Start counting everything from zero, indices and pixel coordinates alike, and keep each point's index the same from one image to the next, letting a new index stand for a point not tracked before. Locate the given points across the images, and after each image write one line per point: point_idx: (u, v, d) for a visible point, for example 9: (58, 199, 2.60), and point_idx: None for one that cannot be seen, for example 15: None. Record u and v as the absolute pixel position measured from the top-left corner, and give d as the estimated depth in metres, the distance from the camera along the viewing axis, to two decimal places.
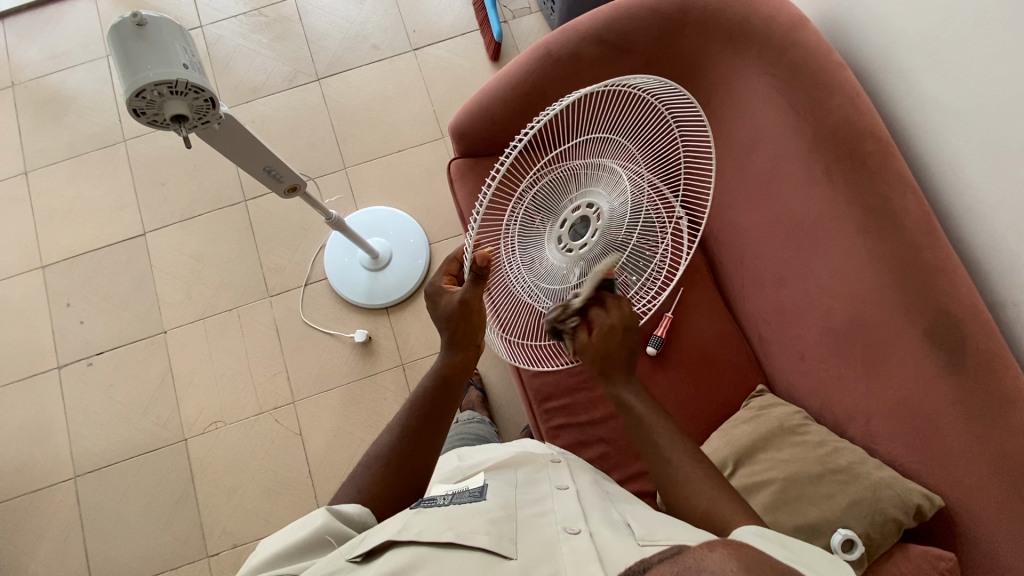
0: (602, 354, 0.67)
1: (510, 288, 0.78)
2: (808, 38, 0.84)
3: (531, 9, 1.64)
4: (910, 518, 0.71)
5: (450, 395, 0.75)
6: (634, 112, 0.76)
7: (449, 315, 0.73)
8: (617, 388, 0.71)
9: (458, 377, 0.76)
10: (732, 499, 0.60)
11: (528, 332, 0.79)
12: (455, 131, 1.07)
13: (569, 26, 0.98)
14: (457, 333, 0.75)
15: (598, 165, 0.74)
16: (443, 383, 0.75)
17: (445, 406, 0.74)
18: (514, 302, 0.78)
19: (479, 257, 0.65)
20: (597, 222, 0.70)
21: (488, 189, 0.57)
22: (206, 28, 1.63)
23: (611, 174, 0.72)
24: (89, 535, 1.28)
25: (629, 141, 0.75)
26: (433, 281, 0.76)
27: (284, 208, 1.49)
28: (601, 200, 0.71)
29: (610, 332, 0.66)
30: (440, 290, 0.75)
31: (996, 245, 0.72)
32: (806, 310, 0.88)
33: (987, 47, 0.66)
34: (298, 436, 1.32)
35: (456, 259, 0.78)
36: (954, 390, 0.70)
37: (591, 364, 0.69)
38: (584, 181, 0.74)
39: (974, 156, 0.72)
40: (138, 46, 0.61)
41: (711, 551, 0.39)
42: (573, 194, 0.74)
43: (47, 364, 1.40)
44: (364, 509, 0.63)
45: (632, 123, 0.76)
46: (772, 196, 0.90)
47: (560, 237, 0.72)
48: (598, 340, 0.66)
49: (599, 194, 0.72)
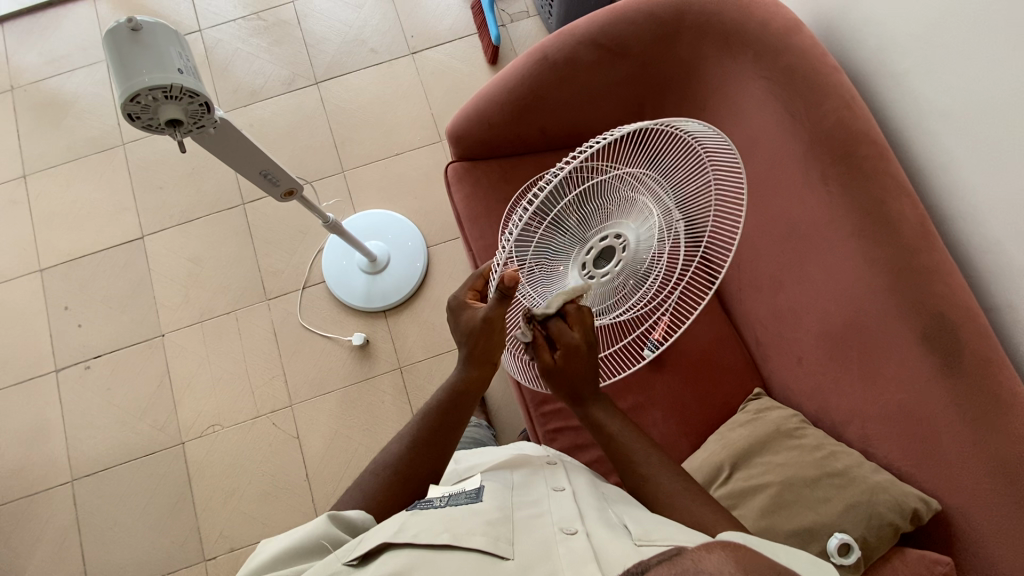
0: (568, 372, 0.69)
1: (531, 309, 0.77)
2: (801, 42, 0.84)
3: (528, 12, 1.64)
4: (907, 522, 0.71)
5: (450, 402, 0.75)
6: (673, 149, 0.73)
7: (469, 329, 0.73)
8: (591, 411, 0.73)
9: (475, 390, 0.76)
10: (713, 509, 0.63)
11: None
12: (452, 135, 1.07)
13: (566, 30, 0.98)
14: (475, 349, 0.74)
15: (632, 197, 0.72)
16: (461, 395, 0.75)
17: (461, 416, 0.75)
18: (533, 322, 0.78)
19: (508, 277, 0.62)
20: (622, 253, 0.71)
21: (526, 216, 0.55)
22: (205, 32, 1.63)
23: (642, 207, 0.71)
24: (86, 539, 1.28)
25: (665, 175, 0.73)
26: (457, 295, 0.76)
27: (283, 211, 1.49)
28: (629, 232, 0.70)
29: (575, 354, 0.67)
30: (464, 304, 0.75)
31: (992, 247, 0.72)
32: (802, 313, 0.88)
33: (980, 51, 0.67)
34: (296, 439, 1.32)
35: (481, 275, 0.78)
36: (950, 394, 0.70)
37: (559, 385, 0.71)
38: (616, 211, 0.72)
39: (968, 159, 0.72)
40: (133, 51, 0.61)
41: (710, 553, 0.39)
42: (603, 221, 0.72)
43: (45, 368, 1.40)
44: (365, 516, 0.63)
45: (671, 160, 0.73)
46: (769, 199, 0.90)
47: (583, 262, 0.72)
48: (562, 361, 0.68)
49: (627, 225, 0.71)
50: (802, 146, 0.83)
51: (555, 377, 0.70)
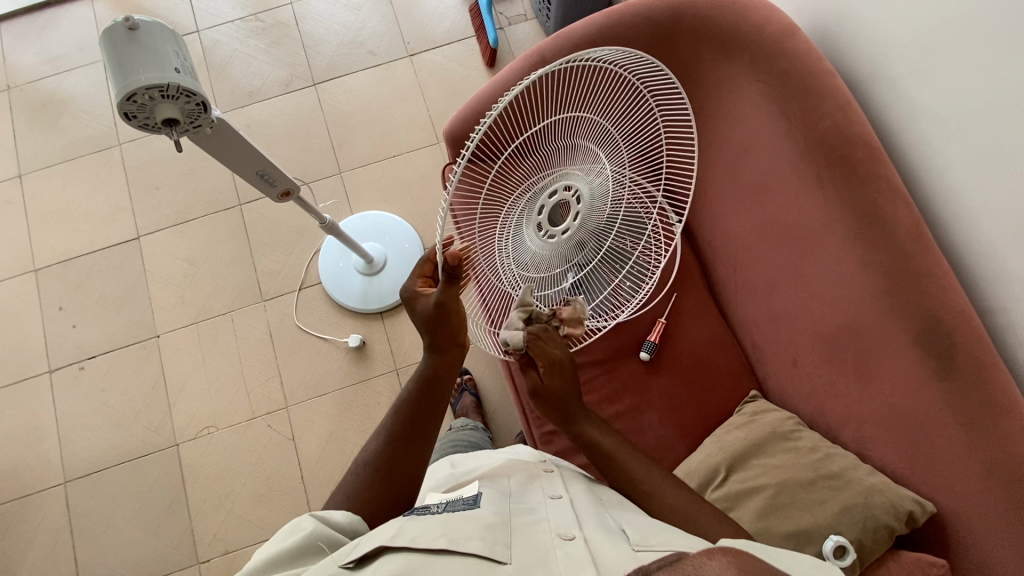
0: (559, 393, 0.71)
1: (497, 279, 0.78)
2: (797, 47, 0.84)
3: (526, 15, 1.65)
4: (903, 524, 0.71)
5: (423, 388, 0.73)
6: (602, 87, 0.74)
7: (426, 317, 0.72)
8: (581, 427, 0.72)
9: (445, 375, 0.75)
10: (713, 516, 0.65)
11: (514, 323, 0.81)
12: (450, 136, 1.07)
13: (563, 33, 0.98)
14: (438, 335, 0.74)
15: (575, 149, 0.74)
16: (428, 385, 0.74)
17: (434, 404, 0.73)
18: (500, 293, 0.78)
19: (451, 257, 0.65)
20: (576, 206, 0.72)
21: (459, 165, 0.55)
22: (202, 33, 1.63)
23: (590, 158, 0.74)
24: (78, 541, 1.27)
25: (601, 117, 0.75)
26: (407, 285, 0.76)
27: (279, 212, 1.49)
28: (578, 184, 0.72)
29: (557, 369, 0.71)
30: (416, 293, 0.74)
31: (986, 250, 0.72)
32: (795, 315, 0.88)
33: (975, 54, 0.67)
34: (291, 441, 1.31)
35: (429, 260, 0.78)
36: (943, 395, 0.70)
37: (546, 407, 0.72)
38: (561, 164, 0.75)
39: (962, 162, 0.72)
40: (130, 50, 0.61)
41: (710, 559, 0.39)
42: (549, 177, 0.75)
43: (38, 369, 1.39)
44: (353, 517, 0.62)
45: (602, 97, 0.75)
46: (761, 200, 0.91)
47: (539, 224, 0.74)
48: (550, 378, 0.71)
49: (577, 176, 0.73)
50: (798, 148, 0.83)
51: (543, 398, 0.72)
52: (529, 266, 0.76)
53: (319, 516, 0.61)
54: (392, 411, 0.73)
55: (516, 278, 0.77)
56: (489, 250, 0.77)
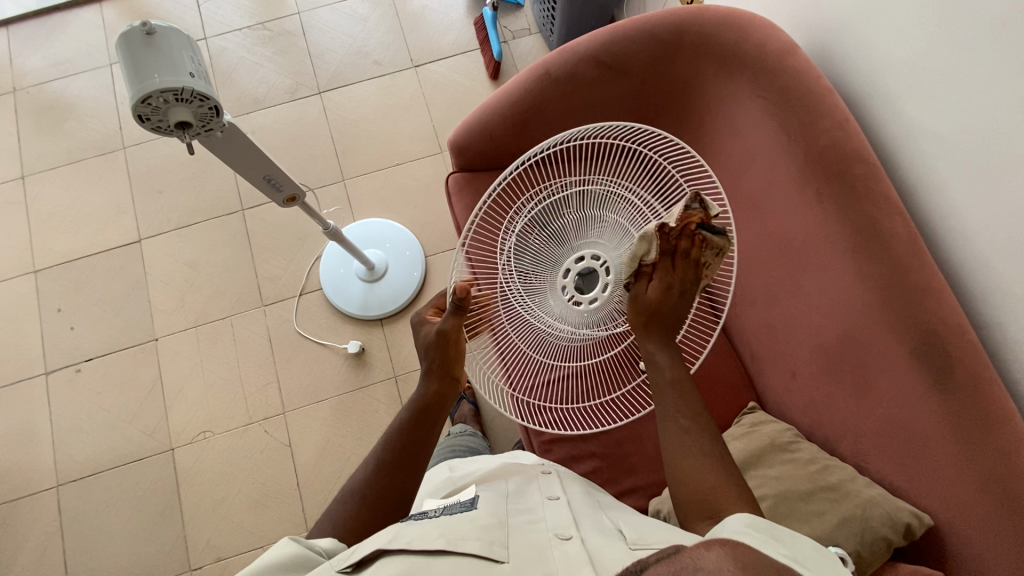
0: (654, 308, 0.67)
1: (522, 336, 0.77)
2: (797, 64, 0.85)
3: (530, 30, 1.67)
4: (900, 536, 0.71)
5: (417, 416, 0.74)
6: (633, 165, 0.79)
7: (427, 342, 0.76)
8: (651, 349, 0.68)
9: (437, 405, 0.75)
10: None
11: (532, 388, 0.80)
12: (454, 146, 1.09)
13: (568, 47, 1.00)
14: (435, 362, 0.75)
15: (599, 215, 0.75)
16: (424, 411, 0.74)
17: (425, 437, 0.73)
18: (522, 351, 0.78)
19: (458, 289, 0.69)
20: (605, 276, 0.73)
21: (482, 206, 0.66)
22: (210, 40, 1.65)
23: (617, 225, 0.74)
24: (69, 545, 1.25)
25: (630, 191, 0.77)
26: (419, 312, 0.81)
27: (282, 218, 1.50)
28: (607, 253, 0.73)
29: (671, 289, 0.67)
30: (424, 320, 0.80)
31: (980, 264, 0.74)
32: (795, 327, 0.90)
33: (968, 74, 0.69)
34: (287, 447, 1.31)
35: (444, 295, 0.84)
36: (939, 410, 0.71)
37: (642, 315, 0.68)
38: (589, 230, 0.75)
39: (956, 177, 0.74)
40: (146, 54, 0.62)
41: (708, 551, 0.39)
42: (578, 241, 0.75)
43: (35, 370, 1.38)
44: (337, 543, 0.61)
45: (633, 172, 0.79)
46: (764, 215, 0.92)
47: (567, 288, 0.74)
48: (657, 292, 0.67)
49: (604, 246, 0.74)
50: (798, 163, 0.84)
51: (643, 305, 0.68)
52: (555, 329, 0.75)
53: (305, 537, 0.60)
54: (386, 438, 0.73)
55: (540, 339, 0.77)
56: (513, 303, 0.76)
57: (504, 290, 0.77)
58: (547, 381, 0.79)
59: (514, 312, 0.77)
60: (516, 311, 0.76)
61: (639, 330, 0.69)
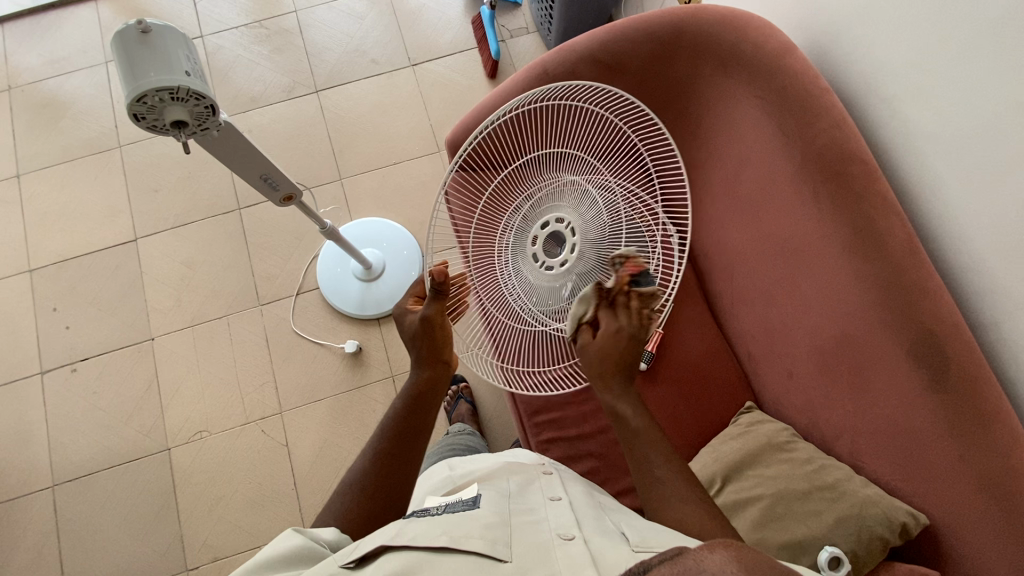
0: (602, 356, 0.65)
1: (505, 308, 0.78)
2: (795, 63, 0.85)
3: (529, 29, 1.67)
4: (896, 536, 0.71)
5: (410, 407, 0.73)
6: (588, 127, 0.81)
7: (411, 332, 0.76)
8: (614, 398, 0.66)
9: (428, 392, 0.74)
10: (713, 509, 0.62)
11: (517, 356, 0.79)
12: (451, 146, 1.09)
13: (564, 47, 1.00)
14: (424, 349, 0.75)
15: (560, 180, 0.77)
16: (416, 400, 0.74)
17: (420, 425, 0.73)
18: (506, 324, 0.79)
19: (435, 271, 0.72)
20: (571, 237, 0.73)
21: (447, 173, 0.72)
22: (207, 38, 1.65)
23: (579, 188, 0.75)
24: (65, 545, 1.25)
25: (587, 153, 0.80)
26: (400, 303, 0.81)
27: (278, 217, 1.49)
28: (570, 216, 0.74)
29: (619, 334, 0.65)
30: (406, 311, 0.79)
31: (977, 264, 0.74)
32: (791, 327, 0.90)
33: (966, 74, 0.69)
34: (284, 447, 1.31)
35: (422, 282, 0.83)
36: (936, 411, 0.71)
37: (592, 367, 0.66)
38: (553, 197, 0.77)
39: (954, 178, 0.74)
40: (142, 53, 0.62)
41: (711, 552, 0.39)
42: (544, 209, 0.77)
43: (30, 370, 1.38)
44: (341, 534, 0.61)
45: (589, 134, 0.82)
46: (760, 214, 0.93)
47: (537, 256, 0.75)
48: (601, 341, 0.65)
49: (567, 210, 0.75)
50: (796, 163, 0.84)
51: (587, 357, 0.66)
52: (533, 300, 0.76)
53: (307, 529, 0.59)
54: (380, 431, 0.72)
55: (522, 308, 0.77)
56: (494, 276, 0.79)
57: (484, 263, 0.80)
58: (532, 348, 0.78)
59: (494, 284, 0.79)
60: (494, 283, 0.79)
61: (599, 382, 0.66)
